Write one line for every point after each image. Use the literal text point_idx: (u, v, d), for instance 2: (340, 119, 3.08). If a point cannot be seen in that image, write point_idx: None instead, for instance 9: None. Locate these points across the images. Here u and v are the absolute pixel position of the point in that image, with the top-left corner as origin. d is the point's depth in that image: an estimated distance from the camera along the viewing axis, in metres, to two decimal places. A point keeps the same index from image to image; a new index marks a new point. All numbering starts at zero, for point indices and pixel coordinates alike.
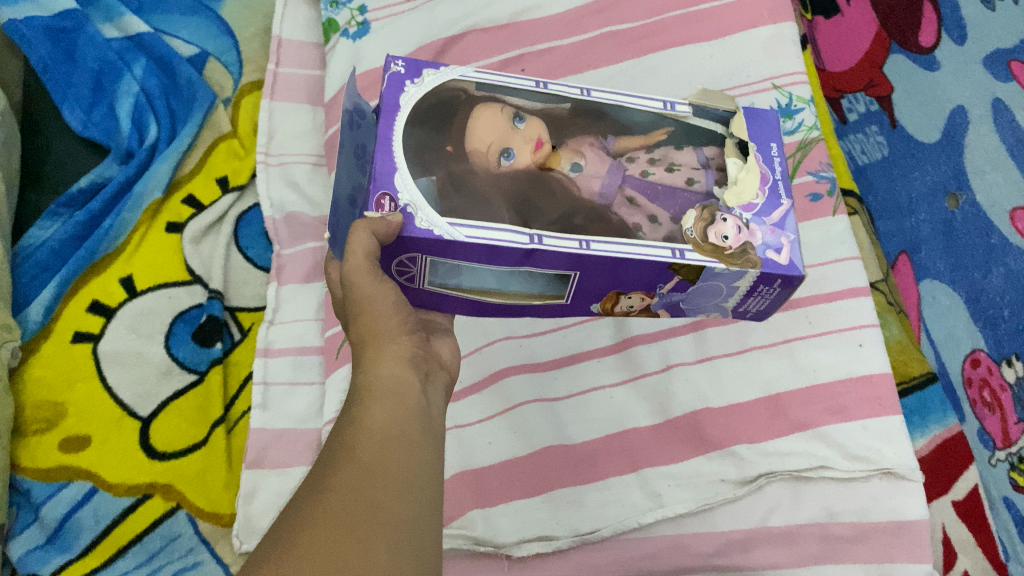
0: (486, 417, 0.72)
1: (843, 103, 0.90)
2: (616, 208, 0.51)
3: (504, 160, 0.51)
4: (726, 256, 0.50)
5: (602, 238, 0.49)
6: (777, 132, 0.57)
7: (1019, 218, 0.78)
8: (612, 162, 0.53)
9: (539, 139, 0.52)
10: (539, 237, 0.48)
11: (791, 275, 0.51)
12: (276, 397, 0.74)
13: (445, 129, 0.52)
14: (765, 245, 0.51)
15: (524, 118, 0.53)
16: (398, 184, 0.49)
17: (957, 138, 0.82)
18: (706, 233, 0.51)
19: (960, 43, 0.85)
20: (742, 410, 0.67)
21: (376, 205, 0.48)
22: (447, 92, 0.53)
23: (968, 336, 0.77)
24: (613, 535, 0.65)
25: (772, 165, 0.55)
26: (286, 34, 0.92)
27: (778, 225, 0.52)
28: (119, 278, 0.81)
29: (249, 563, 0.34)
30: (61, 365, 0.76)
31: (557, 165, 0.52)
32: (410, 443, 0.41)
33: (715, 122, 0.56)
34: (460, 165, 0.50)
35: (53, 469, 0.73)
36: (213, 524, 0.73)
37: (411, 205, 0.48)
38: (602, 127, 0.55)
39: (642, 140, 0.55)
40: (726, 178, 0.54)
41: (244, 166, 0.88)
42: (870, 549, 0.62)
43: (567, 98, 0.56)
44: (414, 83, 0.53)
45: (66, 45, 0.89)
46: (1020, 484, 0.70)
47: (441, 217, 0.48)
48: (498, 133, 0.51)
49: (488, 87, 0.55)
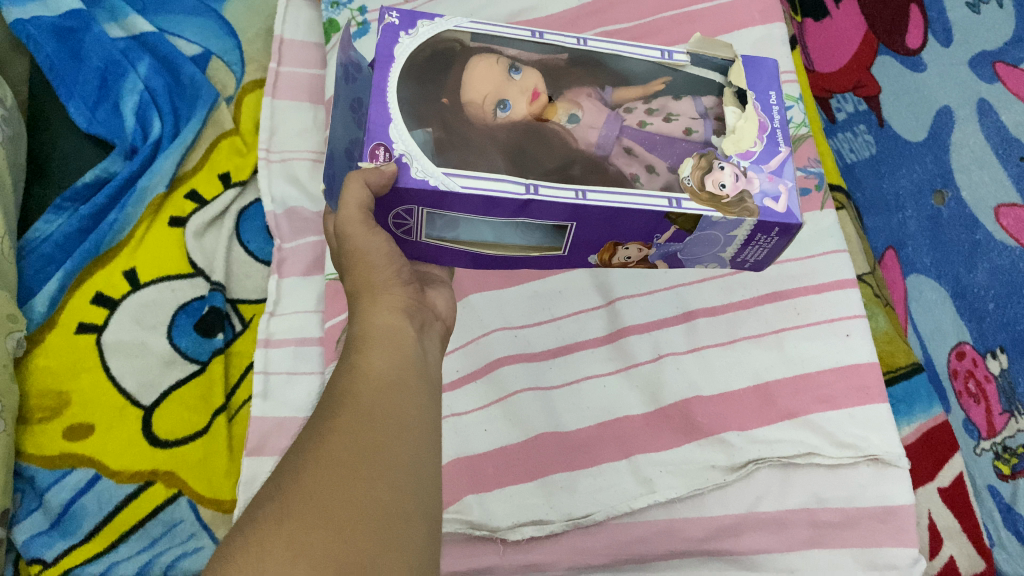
0: (481, 406, 0.73)
1: (832, 102, 0.92)
2: (615, 158, 0.54)
3: (501, 112, 0.54)
4: (723, 205, 0.53)
5: (597, 187, 0.52)
6: (775, 79, 0.59)
7: (1003, 214, 0.79)
8: (609, 114, 0.55)
9: (534, 90, 0.55)
10: (535, 187, 0.51)
11: (789, 222, 0.54)
12: (277, 387, 0.76)
13: (439, 81, 0.55)
14: (763, 193, 0.54)
15: (520, 69, 0.56)
16: (392, 135, 0.52)
17: (942, 138, 0.84)
18: (703, 181, 0.53)
19: (947, 45, 0.87)
20: (732, 398, 0.69)
21: (370, 154, 0.51)
22: (442, 44, 0.56)
23: (955, 329, 0.78)
24: (606, 519, 0.67)
25: (771, 114, 0.57)
26: (288, 35, 0.94)
27: (776, 172, 0.55)
28: (123, 271, 0.83)
29: (259, 496, 0.36)
30: (66, 355, 0.78)
31: (554, 116, 0.54)
32: (405, 389, 0.44)
33: (713, 70, 0.59)
34: (455, 115, 0.53)
35: (58, 456, 0.74)
36: (214, 510, 0.74)
37: (406, 155, 0.51)
38: (599, 77, 0.58)
39: (639, 91, 0.57)
40: (725, 127, 0.56)
41: (246, 162, 0.90)
42: (857, 534, 0.64)
43: (564, 48, 0.59)
44: (408, 34, 0.56)
45: (71, 45, 0.91)
46: (1004, 474, 0.72)
47: (437, 168, 0.51)
48: (493, 84, 0.54)
49: (482, 37, 0.57)
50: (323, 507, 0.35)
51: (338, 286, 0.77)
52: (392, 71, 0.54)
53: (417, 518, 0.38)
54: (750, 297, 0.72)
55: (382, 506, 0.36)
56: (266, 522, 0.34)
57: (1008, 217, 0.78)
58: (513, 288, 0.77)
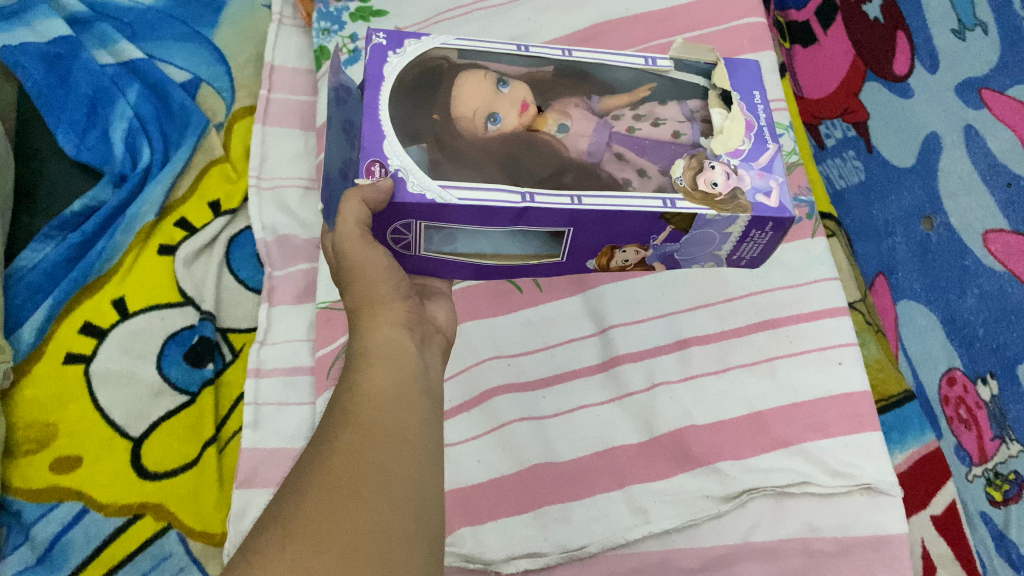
0: (475, 436, 0.73)
1: (821, 129, 0.96)
2: (604, 164, 0.54)
3: (491, 124, 0.54)
4: (715, 203, 0.53)
5: (594, 192, 0.52)
6: (760, 80, 0.60)
7: (992, 240, 0.75)
8: (598, 121, 0.56)
9: (524, 102, 0.56)
10: (531, 195, 0.51)
11: (782, 217, 0.53)
12: (267, 417, 0.75)
13: (430, 99, 0.55)
14: (754, 189, 0.54)
15: (508, 83, 0.57)
16: (387, 152, 0.52)
17: (931, 163, 0.82)
18: (695, 181, 0.53)
19: (932, 72, 0.83)
20: (725, 426, 0.69)
21: (366, 171, 0.51)
22: (431, 62, 0.57)
23: (945, 355, 0.78)
24: (601, 550, 0.67)
25: (757, 113, 0.58)
26: (279, 61, 0.94)
27: (766, 169, 0.55)
28: (112, 300, 0.82)
29: (260, 523, 0.36)
30: (53, 386, 0.77)
31: (544, 126, 0.55)
32: (407, 409, 0.44)
33: (697, 75, 0.60)
34: (447, 131, 0.54)
35: (44, 488, 0.73)
36: (204, 543, 0.73)
37: (402, 170, 0.51)
38: (586, 87, 0.58)
39: (627, 98, 0.58)
40: (712, 129, 0.57)
41: (237, 189, 0.89)
42: (852, 562, 0.64)
43: (550, 61, 0.59)
44: (397, 54, 0.57)
45: (60, 71, 0.90)
46: (996, 500, 0.71)
47: (433, 181, 0.51)
48: (483, 99, 0.55)
49: (468, 53, 0.58)
50: (324, 531, 0.34)
51: (327, 316, 0.77)
52: (382, 90, 0.55)
53: (420, 541, 0.37)
54: (742, 325, 0.72)
55: (385, 529, 0.36)
56: (267, 553, 0.34)
57: (996, 243, 0.75)
58: (506, 317, 0.77)
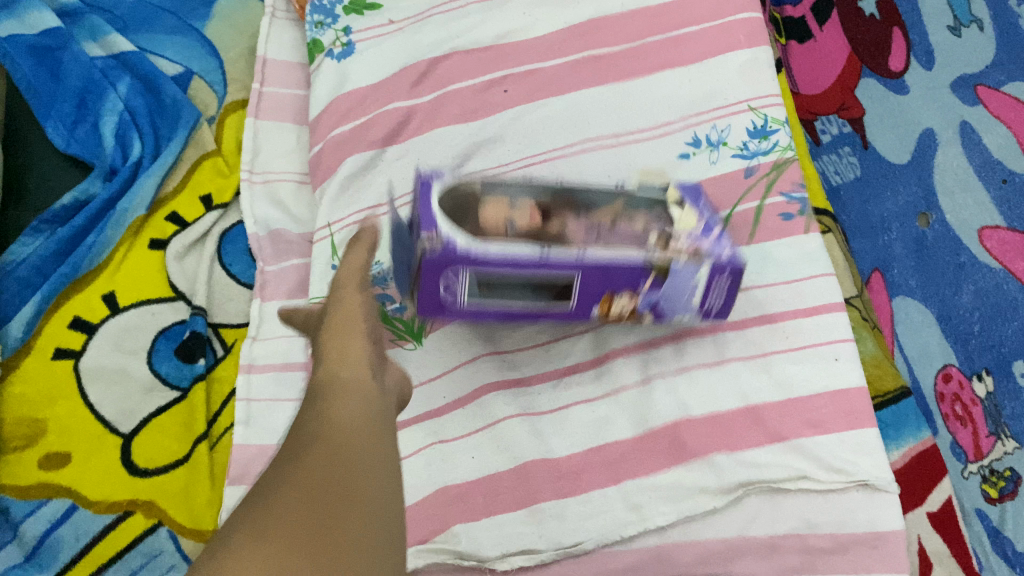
0: (464, 434, 0.72)
1: (817, 125, 0.92)
2: (580, 242, 0.61)
3: (511, 227, 0.61)
4: (679, 256, 0.60)
5: (597, 249, 0.59)
6: (705, 192, 0.66)
7: (987, 236, 0.80)
8: (588, 228, 0.63)
9: (529, 204, 0.63)
10: (547, 252, 0.58)
11: (729, 264, 0.61)
12: (259, 414, 0.75)
13: (463, 224, 0.62)
14: (709, 249, 0.61)
15: (521, 202, 0.63)
16: (435, 222, 0.58)
17: (926, 160, 0.85)
18: (660, 247, 0.60)
19: (929, 67, 0.88)
20: (720, 421, 0.68)
21: (415, 239, 0.57)
22: (462, 196, 0.63)
23: (940, 352, 0.78)
24: (596, 547, 0.66)
25: (705, 209, 0.64)
26: (271, 54, 0.92)
27: (717, 237, 0.62)
28: (102, 294, 0.81)
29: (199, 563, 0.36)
30: (42, 382, 0.76)
31: (537, 222, 0.62)
32: (381, 425, 0.45)
33: (657, 192, 0.66)
34: (472, 229, 0.61)
35: (33, 486, 0.72)
36: (196, 541, 0.72)
37: (448, 232, 0.58)
38: (572, 208, 0.64)
39: (604, 214, 0.64)
40: (670, 219, 0.64)
41: (228, 184, 0.89)
42: (848, 559, 0.64)
43: (551, 189, 0.64)
44: (438, 178, 0.62)
45: (50, 65, 0.90)
46: (992, 497, 0.72)
47: (466, 271, 0.59)
48: (502, 211, 0.62)
49: (491, 185, 0.64)
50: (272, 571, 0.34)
51: (321, 309, 0.76)
52: (431, 199, 0.60)
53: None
54: (738, 320, 0.71)
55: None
56: None
57: (991, 239, 0.80)
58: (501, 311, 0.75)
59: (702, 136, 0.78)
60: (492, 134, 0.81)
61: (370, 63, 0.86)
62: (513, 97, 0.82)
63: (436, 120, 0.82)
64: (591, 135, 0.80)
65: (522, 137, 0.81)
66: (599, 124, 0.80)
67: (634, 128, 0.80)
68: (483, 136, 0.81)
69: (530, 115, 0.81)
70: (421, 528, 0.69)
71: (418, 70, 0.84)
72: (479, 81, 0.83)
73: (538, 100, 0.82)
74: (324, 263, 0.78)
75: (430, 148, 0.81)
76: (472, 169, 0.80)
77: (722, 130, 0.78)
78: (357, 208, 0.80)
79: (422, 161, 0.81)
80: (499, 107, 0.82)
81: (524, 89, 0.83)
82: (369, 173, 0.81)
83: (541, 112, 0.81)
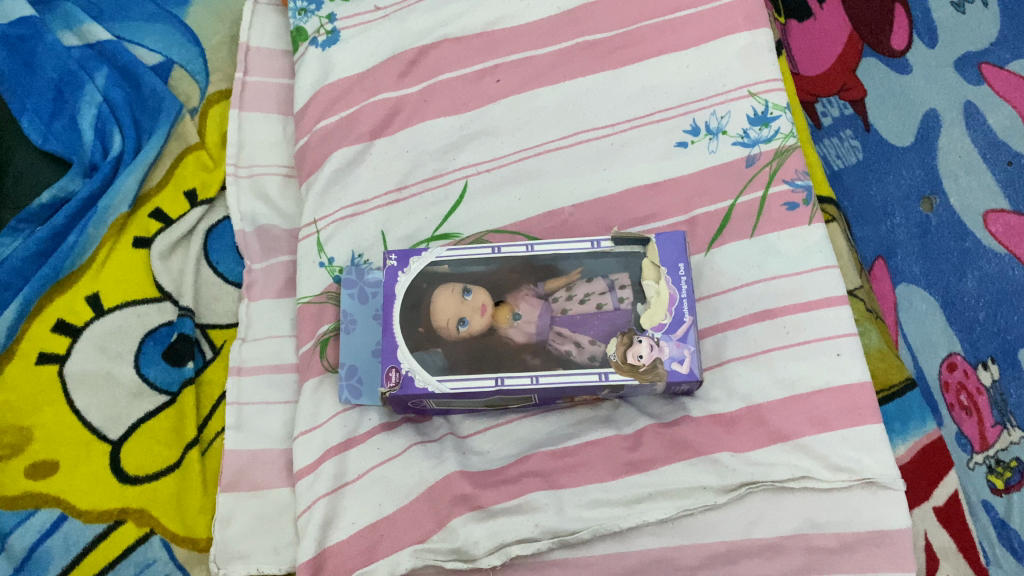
0: (479, 430, 0.70)
1: (818, 107, 0.91)
2: (550, 341, 0.64)
3: (461, 327, 0.65)
4: (640, 373, 0.63)
5: (549, 371, 0.63)
6: (685, 251, 0.67)
7: (992, 220, 0.74)
8: (542, 305, 0.66)
9: (483, 304, 0.66)
10: (501, 378, 0.64)
11: (691, 380, 0.64)
12: (250, 417, 0.74)
13: (419, 313, 0.66)
14: (671, 357, 0.64)
15: (472, 290, 0.67)
16: (400, 356, 0.65)
17: (930, 140, 0.80)
18: (625, 354, 0.63)
19: (932, 46, 0.82)
20: (724, 420, 0.67)
21: (385, 377, 0.65)
22: (427, 278, 0.68)
23: (945, 340, 0.75)
24: (593, 537, 0.64)
25: (680, 286, 0.66)
26: (254, 42, 0.89)
27: (682, 339, 0.64)
28: (86, 296, 0.79)
29: None
30: (26, 387, 0.75)
31: (502, 317, 0.65)
32: None
33: (634, 244, 0.68)
34: (433, 342, 0.65)
35: (20, 496, 0.71)
36: (189, 549, 0.71)
37: (411, 369, 0.64)
38: (532, 275, 0.68)
39: (563, 279, 0.67)
40: (646, 296, 0.66)
41: (213, 178, 0.86)
42: (855, 559, 0.62)
43: (516, 258, 0.68)
44: (405, 272, 0.68)
45: (24, 55, 0.87)
46: (998, 488, 0.69)
47: (433, 374, 0.64)
48: (452, 306, 0.66)
49: (456, 263, 0.68)
50: None
51: (311, 310, 0.75)
52: (393, 307, 0.67)
53: None
54: (737, 316, 0.70)
55: None
56: None
57: (997, 223, 0.73)
58: None
59: (701, 124, 0.76)
60: (484, 126, 0.79)
61: (356, 52, 0.83)
62: (506, 87, 0.80)
63: (426, 113, 0.80)
64: (585, 125, 0.78)
65: (515, 129, 0.78)
66: (594, 114, 0.78)
67: (631, 117, 0.77)
68: (474, 129, 0.79)
69: (523, 105, 0.79)
70: (417, 527, 0.66)
71: (405, 59, 0.81)
72: (470, 71, 0.81)
73: (532, 90, 0.79)
74: (311, 261, 0.77)
75: (420, 140, 0.79)
76: (463, 161, 0.78)
77: (722, 117, 0.76)
78: (345, 204, 0.78)
79: (415, 156, 0.79)
80: (491, 98, 0.80)
81: (516, 79, 0.80)
82: (356, 167, 0.79)
83: (534, 102, 0.79)
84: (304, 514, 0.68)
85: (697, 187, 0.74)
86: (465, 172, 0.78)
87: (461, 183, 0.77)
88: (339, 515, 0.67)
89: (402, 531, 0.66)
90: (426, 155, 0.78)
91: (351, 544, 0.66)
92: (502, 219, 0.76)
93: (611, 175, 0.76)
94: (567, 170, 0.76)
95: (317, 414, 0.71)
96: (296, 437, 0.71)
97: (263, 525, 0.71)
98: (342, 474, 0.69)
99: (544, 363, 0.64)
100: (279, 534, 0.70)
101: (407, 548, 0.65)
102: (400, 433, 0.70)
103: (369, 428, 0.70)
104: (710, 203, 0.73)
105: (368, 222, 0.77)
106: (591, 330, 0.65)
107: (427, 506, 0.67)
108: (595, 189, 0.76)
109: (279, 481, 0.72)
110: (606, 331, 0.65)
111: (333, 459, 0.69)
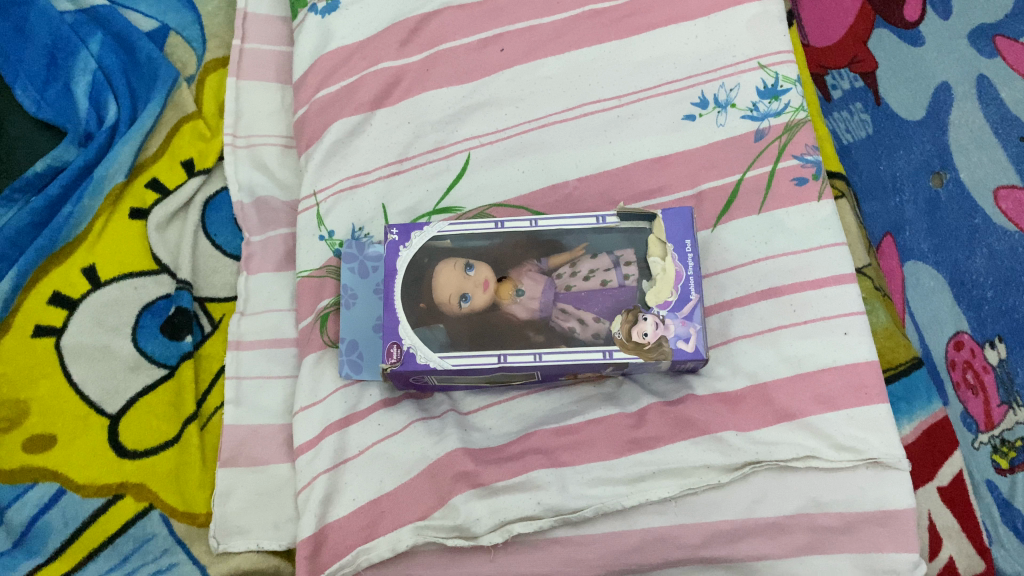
0: (481, 407, 0.69)
1: (829, 79, 0.90)
2: (553, 318, 0.63)
3: (463, 303, 0.64)
4: (644, 351, 0.62)
5: (552, 348, 0.62)
6: (693, 227, 0.66)
7: (1003, 196, 0.68)
8: (545, 281, 0.65)
9: (486, 280, 0.65)
10: (505, 355, 0.62)
11: (697, 359, 0.62)
12: (249, 393, 0.74)
13: (420, 288, 0.65)
14: (676, 336, 0.62)
15: (474, 264, 0.66)
16: (401, 333, 0.64)
17: (941, 113, 0.76)
18: (630, 333, 0.62)
19: (946, 18, 0.77)
20: (729, 398, 0.66)
21: (386, 354, 0.63)
22: (432, 254, 0.67)
23: (952, 319, 0.73)
24: (595, 515, 0.63)
25: (687, 262, 0.64)
26: (252, 9, 0.87)
27: (688, 317, 0.63)
28: (82, 268, 0.78)
29: None
30: (24, 361, 0.75)
31: (505, 293, 0.64)
32: None
33: (641, 219, 0.66)
34: (433, 317, 0.64)
35: (18, 470, 0.71)
36: (189, 524, 0.71)
37: (411, 345, 0.63)
38: (537, 250, 0.66)
39: (568, 255, 0.66)
40: (651, 275, 0.64)
41: (211, 148, 0.85)
42: (857, 539, 0.62)
43: (519, 232, 0.67)
44: (406, 247, 0.67)
45: (15, 18, 0.86)
46: (1002, 467, 0.67)
47: (434, 351, 0.63)
48: (455, 282, 0.65)
49: (459, 238, 0.67)
50: None
51: (311, 284, 0.74)
52: (394, 282, 0.66)
53: None
54: (744, 294, 0.68)
55: None
56: None
57: (1008, 200, 0.68)
58: None
59: (709, 97, 0.74)
60: (487, 96, 0.77)
61: (356, 19, 0.80)
62: (510, 57, 0.78)
63: (428, 83, 0.78)
64: (591, 97, 0.76)
65: (518, 100, 0.77)
66: (601, 85, 0.76)
67: (637, 89, 0.76)
68: (477, 99, 0.77)
69: (527, 75, 0.77)
70: (418, 503, 0.65)
71: (407, 26, 0.79)
72: (474, 40, 0.79)
73: (536, 60, 0.78)
74: (311, 234, 0.75)
75: (422, 110, 0.77)
76: (466, 133, 0.76)
77: (730, 89, 0.74)
78: (345, 175, 0.77)
79: (416, 127, 0.77)
80: (494, 67, 0.78)
81: (520, 49, 0.78)
82: (356, 138, 0.77)
83: (539, 72, 0.77)
84: (304, 490, 0.68)
85: (704, 161, 0.73)
86: (468, 144, 0.76)
87: (464, 155, 0.76)
88: (340, 491, 0.67)
89: (402, 509, 0.65)
90: (427, 126, 0.77)
91: (352, 520, 0.66)
92: (506, 192, 0.74)
93: (616, 148, 0.74)
94: (571, 143, 0.75)
95: (317, 390, 0.70)
96: (297, 412, 0.71)
97: (263, 501, 0.70)
98: (343, 450, 0.68)
99: (547, 340, 0.63)
100: (279, 510, 0.70)
101: (407, 525, 0.65)
102: (400, 409, 0.69)
103: (370, 403, 0.69)
104: (718, 177, 0.72)
105: (369, 195, 0.76)
106: (595, 306, 0.63)
107: (428, 483, 0.66)
108: (601, 161, 0.74)
109: (279, 458, 0.71)
110: (610, 308, 0.63)
111: (333, 435, 0.68)
